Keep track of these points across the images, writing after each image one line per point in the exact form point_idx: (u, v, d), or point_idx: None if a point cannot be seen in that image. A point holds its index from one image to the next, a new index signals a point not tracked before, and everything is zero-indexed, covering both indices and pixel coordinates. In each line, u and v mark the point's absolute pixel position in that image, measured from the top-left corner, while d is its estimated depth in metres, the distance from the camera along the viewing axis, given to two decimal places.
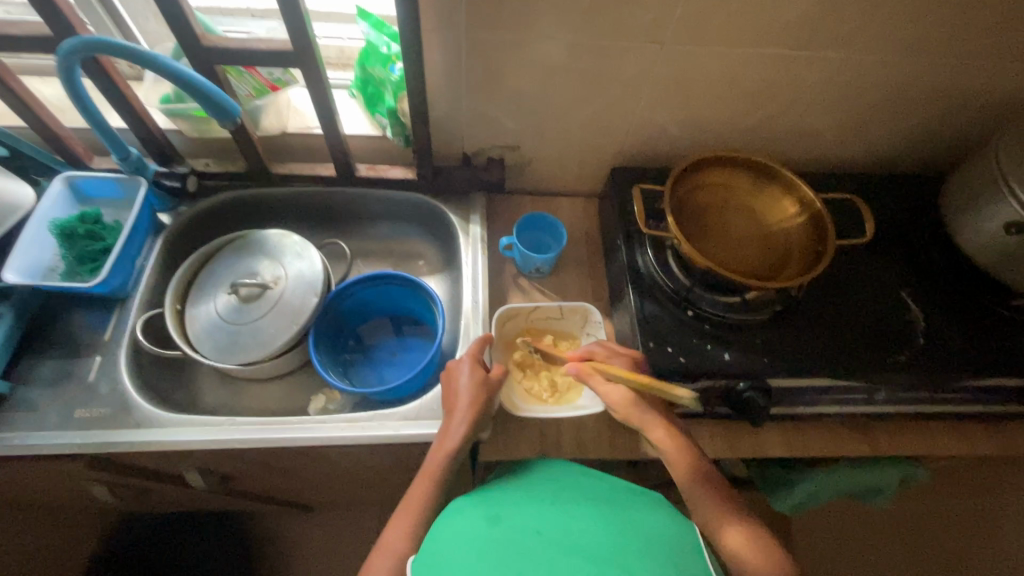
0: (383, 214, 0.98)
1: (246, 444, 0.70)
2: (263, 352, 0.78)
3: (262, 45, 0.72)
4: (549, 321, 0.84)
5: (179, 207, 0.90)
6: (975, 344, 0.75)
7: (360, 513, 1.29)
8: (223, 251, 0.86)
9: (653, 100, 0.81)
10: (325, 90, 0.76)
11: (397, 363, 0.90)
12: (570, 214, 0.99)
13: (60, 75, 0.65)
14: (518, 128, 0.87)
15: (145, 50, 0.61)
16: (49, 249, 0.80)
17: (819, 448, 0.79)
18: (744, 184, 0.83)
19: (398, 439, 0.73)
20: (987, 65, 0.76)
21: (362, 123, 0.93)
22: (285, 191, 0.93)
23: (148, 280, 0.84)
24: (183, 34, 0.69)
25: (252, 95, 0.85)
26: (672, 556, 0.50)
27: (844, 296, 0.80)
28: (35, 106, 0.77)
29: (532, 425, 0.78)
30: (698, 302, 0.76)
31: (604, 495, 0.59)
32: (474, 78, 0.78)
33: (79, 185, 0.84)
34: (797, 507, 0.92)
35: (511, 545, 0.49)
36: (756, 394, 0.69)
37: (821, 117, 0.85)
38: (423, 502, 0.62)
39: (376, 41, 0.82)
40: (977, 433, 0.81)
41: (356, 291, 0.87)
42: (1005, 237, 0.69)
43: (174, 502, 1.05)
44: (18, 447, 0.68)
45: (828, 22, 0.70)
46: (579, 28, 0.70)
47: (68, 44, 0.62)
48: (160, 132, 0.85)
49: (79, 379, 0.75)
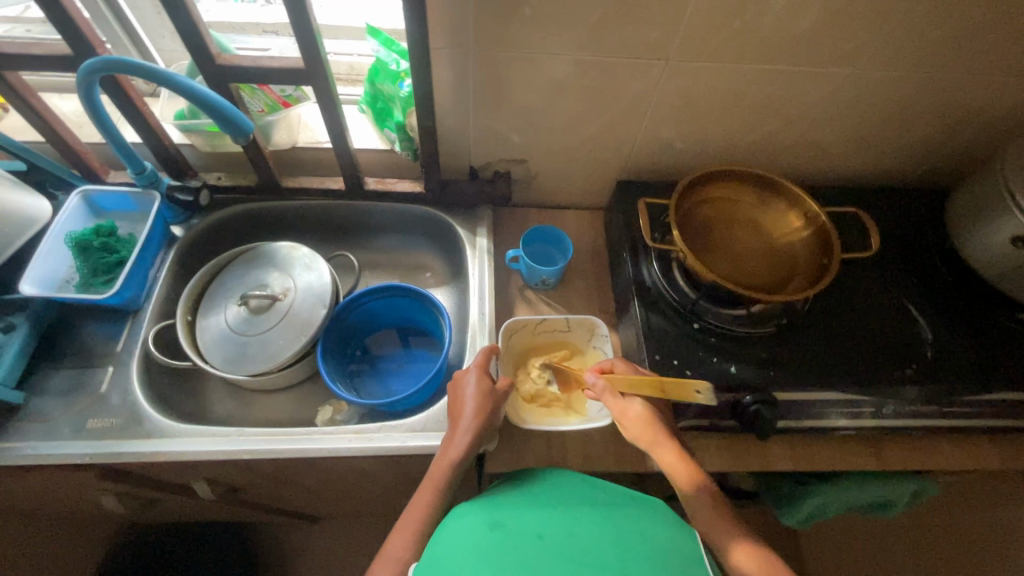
0: (391, 227, 0.99)
1: (254, 455, 0.70)
2: (272, 362, 0.78)
3: (274, 63, 0.73)
4: (556, 335, 0.84)
5: (191, 220, 0.91)
6: (980, 355, 0.75)
7: (366, 524, 1.29)
8: (234, 263, 0.87)
9: (658, 115, 0.82)
10: (335, 106, 0.77)
11: (404, 373, 0.90)
12: (576, 226, 1.00)
13: (80, 93, 0.66)
14: (524, 142, 0.88)
15: (162, 68, 0.63)
16: (64, 261, 0.82)
17: (827, 462, 0.78)
18: (747, 198, 0.84)
19: (404, 451, 0.73)
20: (990, 79, 0.76)
21: (371, 137, 0.94)
22: (295, 205, 0.94)
23: (160, 292, 0.85)
24: (199, 53, 0.70)
25: (264, 110, 0.87)
26: (673, 559, 0.50)
27: (850, 308, 0.80)
28: (54, 122, 0.79)
29: (538, 437, 0.78)
30: (703, 314, 0.77)
31: (607, 501, 0.60)
32: (480, 94, 0.79)
33: (94, 199, 0.86)
34: (807, 521, 0.92)
35: (515, 552, 0.50)
36: (762, 408, 0.67)
37: (825, 132, 0.86)
38: (429, 514, 0.62)
39: (385, 58, 0.84)
40: (986, 448, 0.80)
41: (364, 303, 0.88)
42: (1011, 251, 0.70)
43: (179, 512, 1.06)
44: (29, 457, 0.69)
45: (831, 40, 0.71)
46: (583, 45, 0.71)
47: (89, 64, 0.63)
48: (174, 147, 0.86)
49: (91, 389, 0.76)
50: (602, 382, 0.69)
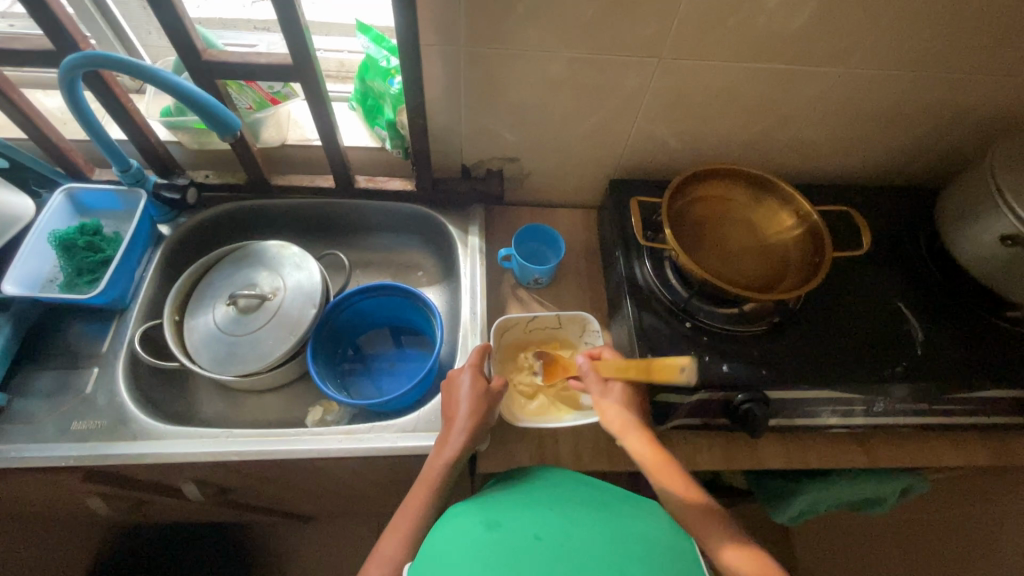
0: (382, 225, 0.98)
1: (243, 456, 0.70)
2: (262, 363, 0.77)
3: (262, 59, 0.72)
4: (547, 331, 0.83)
5: (178, 218, 0.90)
6: (971, 354, 0.75)
7: (358, 525, 1.29)
8: (222, 262, 0.86)
9: (651, 114, 0.82)
10: (325, 103, 0.76)
11: (395, 373, 0.89)
12: (568, 224, 1.00)
13: (63, 89, 0.65)
14: (516, 140, 0.87)
15: (146, 64, 0.62)
16: (48, 260, 0.80)
17: (818, 460, 0.79)
18: (740, 196, 0.83)
19: (395, 452, 0.72)
20: (980, 78, 0.76)
21: (362, 135, 0.94)
22: (285, 203, 0.93)
23: (147, 291, 0.84)
24: (185, 49, 0.69)
25: (252, 108, 0.85)
26: (665, 558, 0.50)
27: (842, 307, 0.80)
28: (37, 119, 0.77)
29: (531, 437, 0.78)
30: (695, 313, 0.77)
31: (599, 501, 0.60)
32: (472, 91, 0.78)
33: (79, 197, 0.84)
34: (798, 519, 0.92)
35: (507, 552, 0.49)
36: (753, 407, 0.68)
37: (817, 131, 0.86)
38: (421, 516, 0.61)
39: (375, 55, 0.83)
40: (976, 445, 0.81)
41: (355, 302, 0.87)
42: (1001, 250, 0.70)
43: (169, 514, 1.05)
44: (13, 460, 0.68)
45: (823, 39, 0.70)
46: (575, 43, 0.71)
47: (71, 59, 0.62)
48: (160, 145, 0.85)
49: (76, 391, 0.75)
50: (589, 368, 0.73)
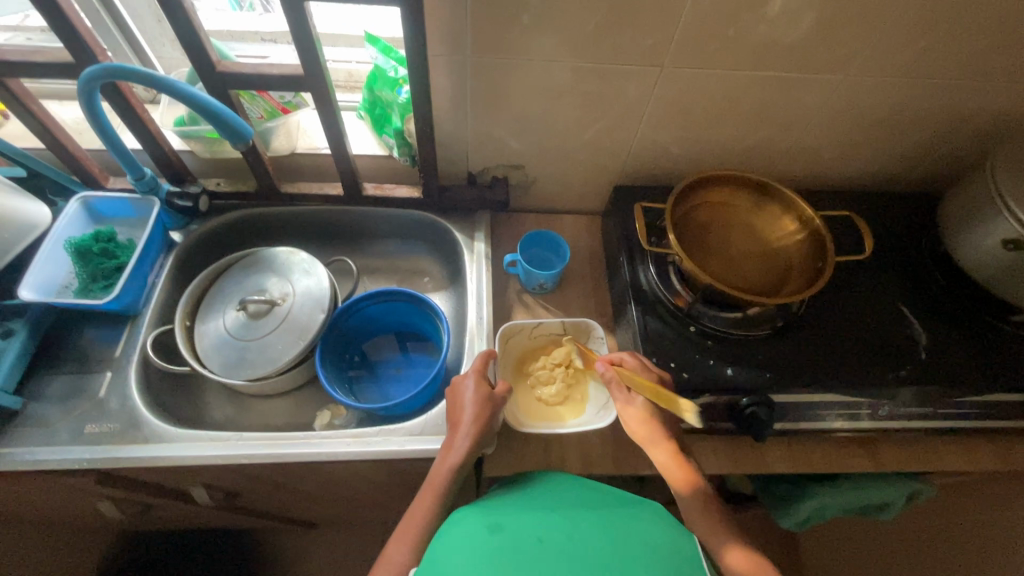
0: (388, 232, 1.00)
1: (253, 460, 0.70)
2: (271, 367, 0.79)
3: (273, 70, 0.74)
4: (552, 337, 0.84)
5: (189, 225, 0.91)
6: (976, 358, 0.76)
7: (363, 531, 1.29)
8: (233, 268, 0.88)
9: (653, 121, 0.83)
10: (335, 113, 0.78)
11: (402, 379, 0.90)
12: (573, 230, 1.01)
13: (81, 100, 0.67)
14: (522, 148, 0.89)
15: (162, 75, 0.63)
16: (63, 267, 0.82)
17: (824, 464, 0.79)
18: (743, 202, 0.84)
19: (402, 454, 0.73)
20: (979, 85, 0.77)
21: (370, 143, 0.95)
22: (294, 209, 0.95)
23: (159, 297, 0.85)
24: (200, 61, 0.71)
25: (263, 117, 0.87)
26: (669, 561, 0.51)
27: (846, 311, 0.81)
28: (55, 129, 0.79)
29: (537, 441, 0.78)
30: (699, 318, 0.77)
31: (604, 504, 0.60)
32: (478, 100, 0.80)
33: (94, 205, 0.86)
34: (804, 523, 0.92)
35: (511, 555, 0.50)
36: (759, 409, 0.68)
37: (818, 137, 0.87)
38: (428, 518, 0.62)
39: (383, 65, 0.85)
40: (981, 449, 0.81)
41: (362, 307, 0.88)
42: (1004, 254, 0.70)
43: (176, 519, 1.06)
44: (27, 462, 0.69)
45: (823, 48, 0.72)
46: (579, 52, 0.72)
47: (91, 71, 0.64)
48: (174, 154, 0.87)
49: (89, 394, 0.76)
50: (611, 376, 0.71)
